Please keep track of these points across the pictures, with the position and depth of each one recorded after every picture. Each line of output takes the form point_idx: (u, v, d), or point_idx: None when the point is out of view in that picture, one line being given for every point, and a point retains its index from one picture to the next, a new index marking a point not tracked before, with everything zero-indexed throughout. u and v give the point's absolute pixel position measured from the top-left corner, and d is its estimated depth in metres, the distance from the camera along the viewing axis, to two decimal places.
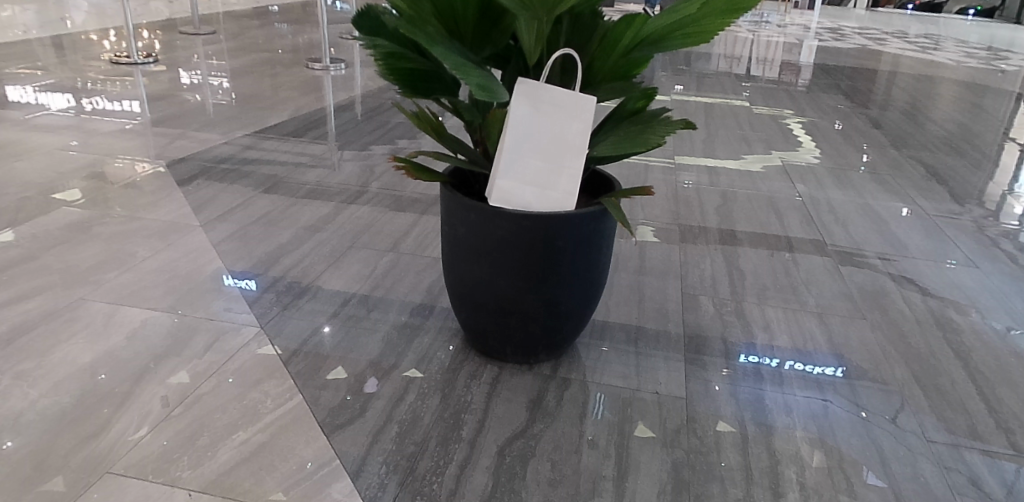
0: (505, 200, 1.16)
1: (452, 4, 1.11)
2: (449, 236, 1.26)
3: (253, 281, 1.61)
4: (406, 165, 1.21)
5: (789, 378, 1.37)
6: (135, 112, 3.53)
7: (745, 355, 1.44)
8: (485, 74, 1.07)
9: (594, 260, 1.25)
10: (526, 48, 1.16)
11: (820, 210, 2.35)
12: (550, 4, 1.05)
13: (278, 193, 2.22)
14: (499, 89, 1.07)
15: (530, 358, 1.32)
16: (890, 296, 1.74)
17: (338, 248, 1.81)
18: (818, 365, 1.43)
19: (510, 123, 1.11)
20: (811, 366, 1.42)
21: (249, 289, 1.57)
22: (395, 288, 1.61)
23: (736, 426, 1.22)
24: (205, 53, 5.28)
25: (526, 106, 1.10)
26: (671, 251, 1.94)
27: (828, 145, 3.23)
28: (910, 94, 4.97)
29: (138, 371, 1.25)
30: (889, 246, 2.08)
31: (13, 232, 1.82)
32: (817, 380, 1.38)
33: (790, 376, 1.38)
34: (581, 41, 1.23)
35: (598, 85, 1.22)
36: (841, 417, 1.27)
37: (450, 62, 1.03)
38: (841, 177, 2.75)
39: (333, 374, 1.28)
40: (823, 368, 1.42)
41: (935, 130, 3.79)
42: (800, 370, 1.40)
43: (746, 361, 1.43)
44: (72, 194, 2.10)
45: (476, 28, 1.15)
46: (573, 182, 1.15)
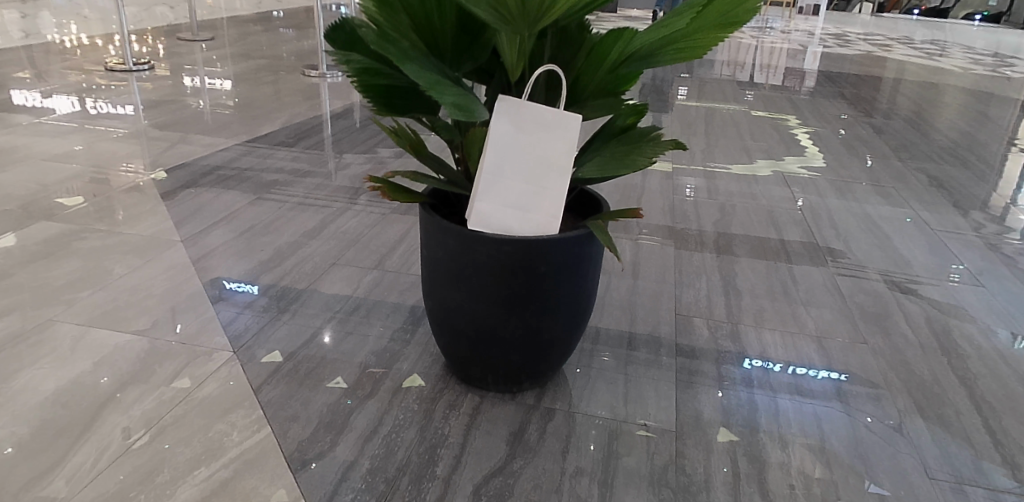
0: (485, 223, 1.10)
1: (429, 16, 1.05)
2: (428, 260, 1.21)
3: (254, 287, 1.63)
4: (382, 185, 1.14)
5: (792, 384, 1.39)
6: (130, 117, 3.49)
7: (749, 360, 1.46)
8: (461, 92, 1.01)
9: (580, 285, 1.19)
10: (507, 64, 1.10)
11: (821, 225, 2.28)
12: (532, 17, 0.99)
13: (264, 203, 2.16)
14: (476, 109, 1.00)
15: (513, 387, 1.26)
16: (893, 318, 1.67)
17: (321, 265, 1.76)
18: (821, 369, 1.45)
19: (490, 142, 1.05)
20: (814, 371, 1.44)
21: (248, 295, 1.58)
22: (376, 309, 1.55)
23: (737, 433, 1.23)
24: (204, 57, 5.23)
25: (507, 124, 1.04)
26: (666, 268, 1.88)
27: (830, 155, 3.16)
28: (915, 102, 4.89)
29: (101, 400, 1.20)
30: (892, 263, 2.01)
31: (14, 236, 1.82)
32: (819, 385, 1.40)
33: (793, 381, 1.40)
34: (568, 55, 1.17)
35: (585, 101, 1.14)
36: (840, 424, 1.29)
37: (422, 80, 0.96)
38: (845, 188, 2.68)
39: (335, 381, 1.30)
40: (821, 397, 1.36)
41: (939, 139, 3.73)
42: (801, 375, 1.42)
43: (750, 366, 1.45)
44: (77, 199, 2.10)
45: (455, 41, 1.09)
46: (557, 204, 1.09)
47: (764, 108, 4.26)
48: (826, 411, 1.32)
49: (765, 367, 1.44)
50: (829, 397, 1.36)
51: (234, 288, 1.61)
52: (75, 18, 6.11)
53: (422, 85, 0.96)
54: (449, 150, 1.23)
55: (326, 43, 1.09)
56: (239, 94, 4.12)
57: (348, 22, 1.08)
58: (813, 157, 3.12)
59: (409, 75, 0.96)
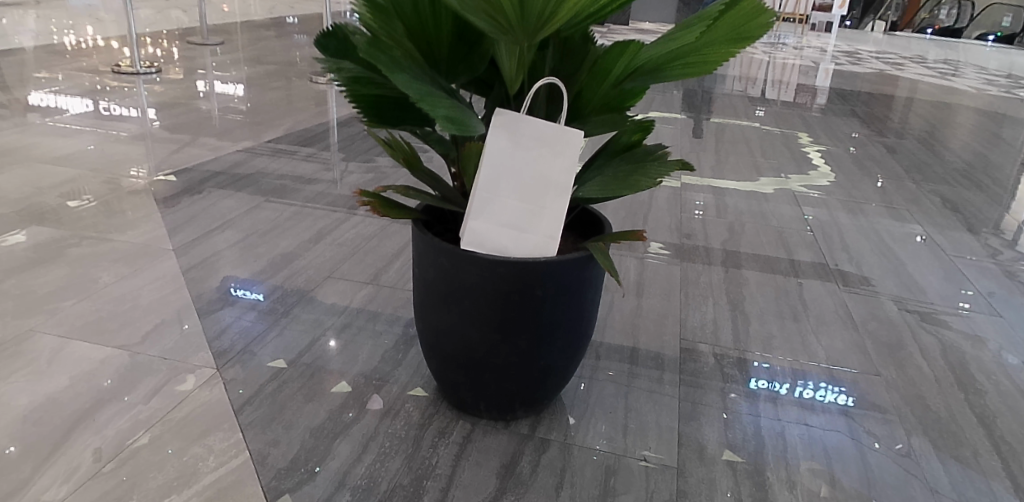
0: (478, 243, 1.04)
1: (424, 24, 1.00)
2: (420, 279, 1.15)
3: (261, 292, 1.61)
4: (372, 200, 1.08)
5: (799, 406, 1.35)
6: (134, 119, 3.45)
7: (756, 381, 1.43)
8: (455, 104, 0.96)
9: (580, 311, 1.13)
10: (506, 76, 1.04)
11: (833, 247, 2.21)
12: (531, 25, 0.93)
13: (263, 209, 2.11)
14: (470, 123, 0.94)
15: (506, 414, 1.20)
16: (908, 350, 1.60)
17: (316, 277, 1.70)
18: (830, 393, 1.41)
19: (486, 159, 1.00)
20: (822, 393, 1.40)
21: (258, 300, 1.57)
22: (368, 327, 1.49)
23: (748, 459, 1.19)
24: (212, 62, 5.20)
25: (504, 137, 1.00)
26: (672, 289, 1.81)
27: (843, 175, 3.08)
28: (928, 122, 4.82)
29: (74, 419, 1.14)
30: (906, 289, 1.94)
31: (23, 235, 1.81)
32: (826, 407, 1.36)
33: (799, 403, 1.37)
34: (571, 68, 1.10)
35: (587, 118, 1.08)
36: (848, 449, 1.25)
37: (413, 93, 0.90)
38: (858, 209, 2.61)
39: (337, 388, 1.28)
40: (830, 431, 1.30)
41: (953, 160, 3.65)
42: (809, 399, 1.38)
43: (757, 386, 1.41)
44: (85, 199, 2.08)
45: (450, 49, 1.04)
46: (554, 225, 1.03)
47: (775, 125, 4.19)
48: (838, 444, 1.26)
49: (771, 388, 1.40)
50: (839, 428, 1.31)
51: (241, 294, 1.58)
52: (88, 20, 6.12)
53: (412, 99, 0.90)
54: (446, 166, 1.17)
55: (321, 51, 1.04)
56: (246, 99, 4.08)
57: (341, 30, 1.03)
58: (827, 177, 3.04)
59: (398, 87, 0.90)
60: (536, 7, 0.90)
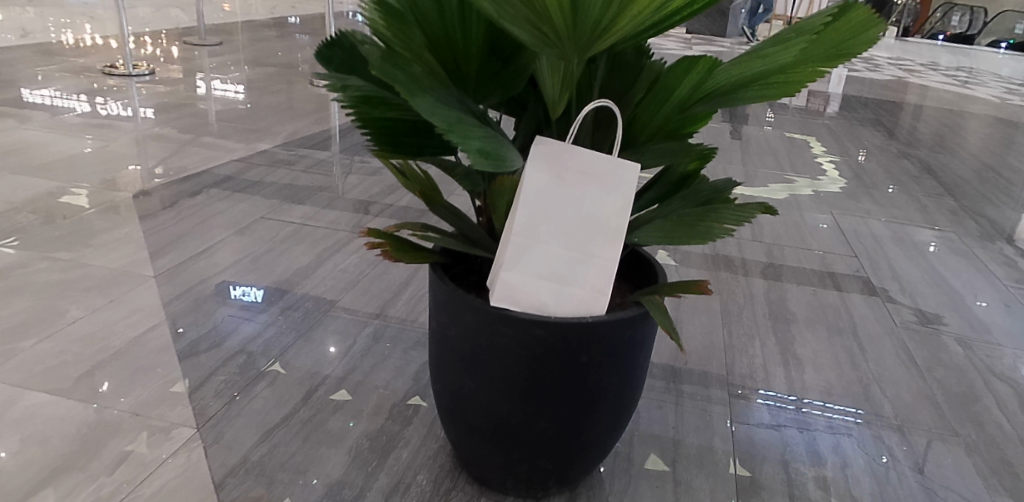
0: (512, 298, 0.86)
1: (449, 35, 0.82)
2: (437, 336, 0.97)
3: (260, 293, 1.56)
4: (385, 242, 0.90)
5: (810, 417, 1.32)
6: (121, 121, 3.24)
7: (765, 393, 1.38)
8: (489, 133, 0.77)
9: (630, 378, 0.95)
10: (547, 97, 0.86)
11: (881, 275, 2.02)
12: (585, 38, 0.75)
13: (255, 228, 1.91)
14: (505, 157, 0.75)
15: (537, 493, 1.02)
16: (983, 403, 1.42)
17: (314, 311, 1.51)
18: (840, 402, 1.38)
19: (524, 197, 0.84)
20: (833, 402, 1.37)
21: (255, 301, 1.52)
22: (375, 374, 1.30)
23: None
24: (209, 63, 5.00)
25: (546, 172, 0.84)
26: (712, 328, 1.62)
27: (878, 191, 2.89)
28: (955, 132, 4.62)
29: (21, 495, 0.96)
30: (969, 327, 1.75)
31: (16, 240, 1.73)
32: (839, 417, 1.33)
33: (813, 415, 1.33)
34: (624, 86, 0.92)
35: (643, 146, 0.90)
36: (904, 486, 1.16)
37: (431, 119, 0.71)
38: (900, 231, 2.41)
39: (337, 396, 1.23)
40: (843, 442, 1.26)
41: (988, 175, 3.47)
42: (821, 408, 1.35)
43: (766, 400, 1.36)
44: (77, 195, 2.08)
45: (480, 64, 0.86)
46: (605, 278, 0.86)
47: (798, 135, 3.99)
48: None
49: (785, 396, 1.38)
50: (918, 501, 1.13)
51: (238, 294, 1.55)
52: (80, 18, 5.92)
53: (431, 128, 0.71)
54: (471, 199, 0.99)
55: (325, 66, 0.87)
56: (241, 102, 3.88)
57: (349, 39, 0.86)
58: (825, 184, 2.92)
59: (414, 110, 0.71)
60: (592, 16, 0.72)
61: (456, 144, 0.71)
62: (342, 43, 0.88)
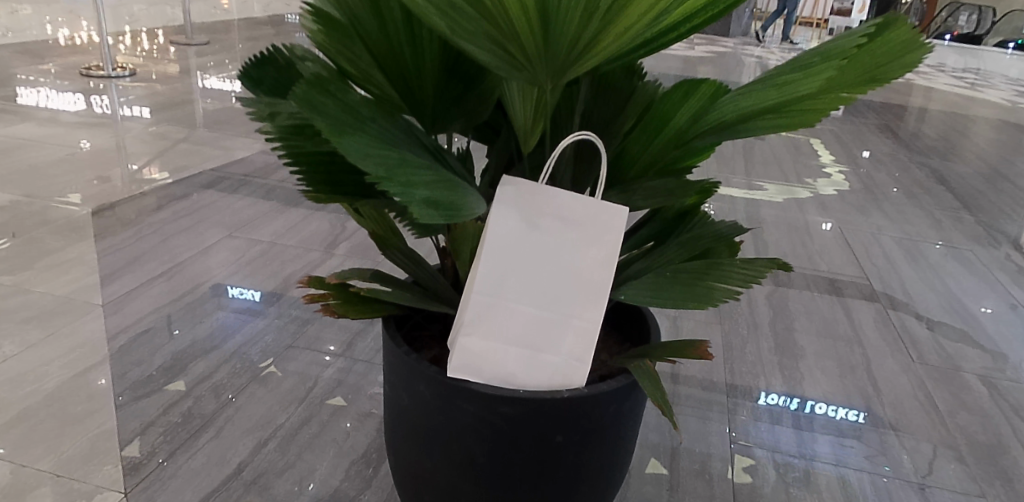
0: (472, 368, 0.72)
1: (398, 55, 0.68)
2: (392, 403, 0.85)
3: (258, 294, 1.57)
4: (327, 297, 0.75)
5: (810, 423, 1.31)
6: (95, 125, 3.09)
7: (765, 397, 1.38)
8: (443, 176, 0.64)
9: (613, 454, 0.83)
10: (518, 128, 0.72)
11: (896, 301, 1.87)
12: (560, 60, 0.61)
13: (221, 249, 1.77)
14: (460, 206, 0.61)
15: None
16: (1013, 456, 1.28)
17: (274, 347, 1.37)
18: (840, 407, 1.36)
19: (487, 243, 0.70)
20: (833, 408, 1.36)
21: (254, 302, 1.53)
22: (334, 423, 1.17)
23: None
24: (195, 61, 4.84)
25: (515, 220, 0.70)
26: (713, 366, 1.48)
27: (889, 204, 2.74)
28: (967, 138, 4.45)
29: None
30: (993, 361, 1.60)
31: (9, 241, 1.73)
32: (839, 423, 1.32)
33: (813, 420, 1.32)
34: (610, 113, 0.78)
35: (632, 184, 0.75)
36: None
37: (362, 164, 0.56)
38: (914, 249, 2.26)
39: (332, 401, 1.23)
40: (843, 450, 1.25)
41: (1003, 185, 3.31)
42: (821, 413, 1.34)
43: (767, 404, 1.36)
44: (73, 198, 2.08)
45: (438, 89, 0.72)
46: (583, 344, 0.72)
47: (804, 142, 3.83)
48: None
49: (784, 402, 1.37)
50: None
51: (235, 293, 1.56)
52: (67, 16, 5.77)
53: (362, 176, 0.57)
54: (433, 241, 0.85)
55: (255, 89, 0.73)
56: (224, 103, 3.73)
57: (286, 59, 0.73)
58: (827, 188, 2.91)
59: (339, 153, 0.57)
60: (567, 34, 0.58)
61: (393, 197, 0.57)
62: (280, 69, 0.75)
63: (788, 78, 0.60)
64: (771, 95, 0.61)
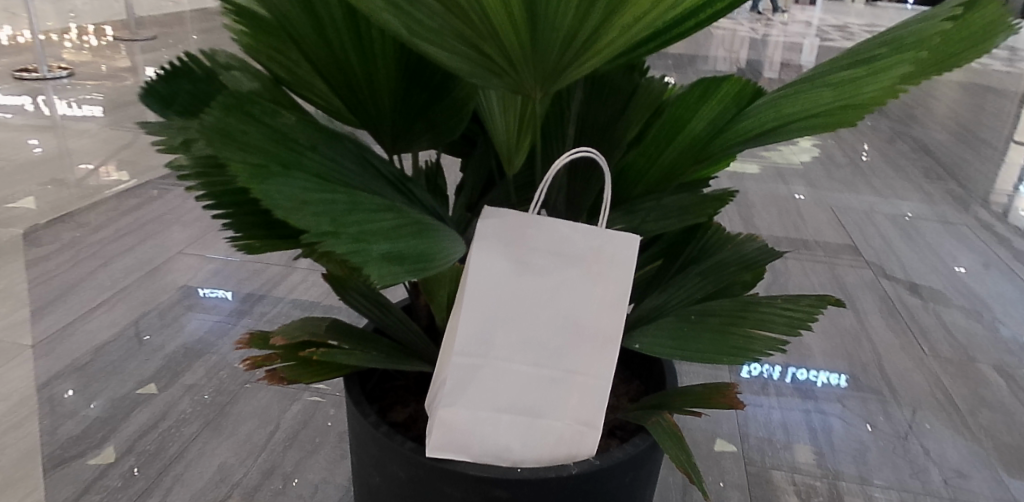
0: (456, 442, 0.59)
1: (343, 61, 0.53)
2: (363, 481, 0.71)
3: (228, 292, 1.53)
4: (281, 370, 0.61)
5: (793, 391, 1.32)
6: (32, 128, 2.86)
7: (748, 367, 1.38)
8: (407, 219, 0.49)
9: None
10: (497, 144, 0.58)
11: (899, 286, 1.77)
12: (549, 61, 0.48)
13: (170, 270, 1.61)
14: (430, 256, 0.47)
15: None
16: None
17: (230, 384, 1.23)
18: (820, 373, 1.37)
19: (470, 291, 0.57)
20: (813, 374, 1.37)
21: (225, 301, 1.50)
22: (301, 477, 1.03)
23: None
24: (144, 55, 4.57)
25: (503, 261, 0.57)
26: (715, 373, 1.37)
27: (877, 179, 2.65)
28: (944, 101, 4.39)
29: None
30: (1005, 349, 1.52)
31: None
32: (821, 389, 1.33)
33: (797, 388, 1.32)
34: (608, 117, 0.65)
35: (639, 204, 0.63)
36: None
37: (293, 216, 0.42)
38: (909, 227, 2.17)
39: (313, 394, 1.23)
40: (827, 415, 1.26)
41: (986, 150, 3.24)
42: (803, 380, 1.35)
43: (749, 374, 1.36)
44: (26, 202, 2.00)
45: (397, 100, 0.57)
46: (589, 405, 0.59)
47: None
48: None
49: (767, 373, 1.36)
50: None
51: (207, 295, 1.52)
52: None
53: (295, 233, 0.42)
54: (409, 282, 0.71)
55: (175, 110, 0.59)
56: None
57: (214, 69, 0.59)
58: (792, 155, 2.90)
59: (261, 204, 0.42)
60: (560, 25, 0.44)
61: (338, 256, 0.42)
62: (199, 83, 0.60)
63: (850, 75, 0.46)
64: (827, 97, 0.46)
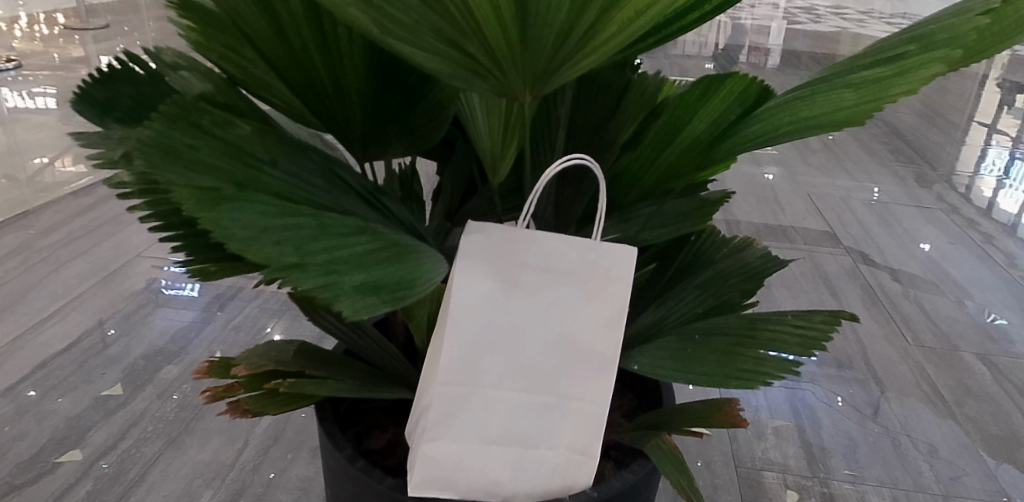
0: (441, 479, 0.54)
1: (304, 61, 0.47)
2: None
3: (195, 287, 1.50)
4: (246, 403, 0.56)
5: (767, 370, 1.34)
6: None
7: None
8: (383, 240, 0.44)
9: None
10: (481, 149, 0.53)
11: (879, 275, 1.76)
12: (540, 58, 0.42)
13: (129, 276, 1.53)
14: (410, 281, 0.41)
15: None
16: None
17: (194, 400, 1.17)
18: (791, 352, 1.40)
19: (454, 314, 0.52)
20: None
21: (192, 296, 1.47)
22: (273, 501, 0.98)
23: None
24: (99, 43, 4.39)
25: (486, 284, 0.52)
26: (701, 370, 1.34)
27: (852, 164, 2.64)
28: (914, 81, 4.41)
29: None
30: (987, 337, 1.52)
31: None
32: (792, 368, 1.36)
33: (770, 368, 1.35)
34: (599, 116, 0.60)
35: (634, 211, 0.58)
36: None
37: (250, 248, 0.36)
38: (887, 213, 2.17)
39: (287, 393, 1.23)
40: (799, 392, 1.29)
41: (956, 132, 3.27)
42: None
43: None
44: None
45: (368, 103, 0.51)
46: (586, 432, 0.55)
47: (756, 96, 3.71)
48: None
49: None
50: None
51: (173, 287, 1.51)
52: None
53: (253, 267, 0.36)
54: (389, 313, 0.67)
55: (120, 120, 0.54)
56: None
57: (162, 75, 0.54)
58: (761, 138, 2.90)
59: (212, 236, 0.36)
60: (555, 17, 0.39)
61: (305, 293, 0.37)
62: (142, 92, 0.54)
63: (875, 75, 0.41)
64: (851, 100, 0.42)
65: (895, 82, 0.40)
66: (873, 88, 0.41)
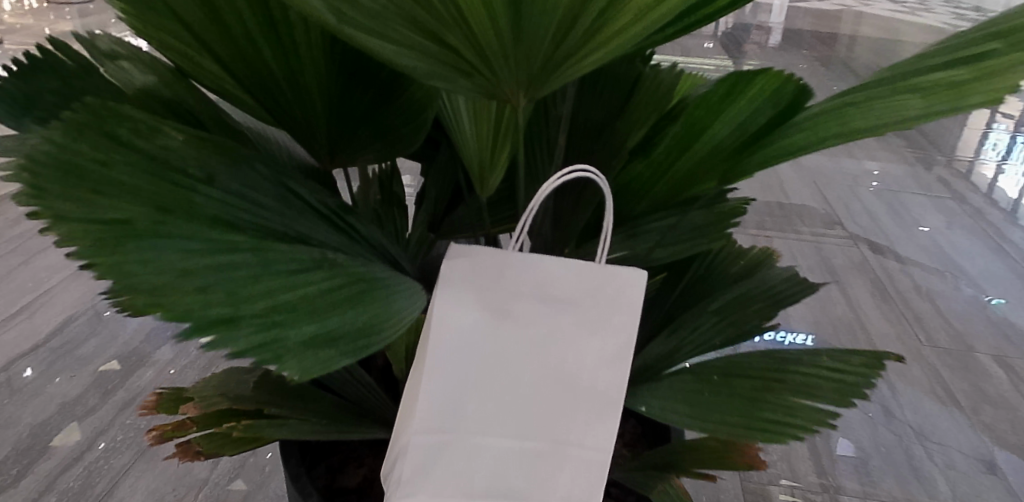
0: None
1: (250, 54, 0.39)
2: None
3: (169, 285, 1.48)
4: (196, 444, 0.50)
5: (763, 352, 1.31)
6: None
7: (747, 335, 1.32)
8: (343, 275, 0.36)
9: None
10: (466, 157, 0.45)
11: (890, 266, 1.69)
12: (533, 52, 0.34)
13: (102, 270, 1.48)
14: (374, 325, 0.34)
15: None
16: None
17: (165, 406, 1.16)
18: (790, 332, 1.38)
19: (435, 350, 0.45)
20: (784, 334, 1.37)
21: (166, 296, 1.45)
22: None
23: None
24: (81, 12, 4.24)
25: (471, 319, 0.46)
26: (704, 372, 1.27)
27: (860, 145, 2.55)
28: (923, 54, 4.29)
29: None
30: (1003, 336, 1.45)
31: None
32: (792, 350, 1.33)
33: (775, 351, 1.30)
34: (604, 117, 0.53)
35: (643, 222, 0.51)
36: None
37: (163, 301, 0.28)
38: (895, 201, 2.09)
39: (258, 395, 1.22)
40: None
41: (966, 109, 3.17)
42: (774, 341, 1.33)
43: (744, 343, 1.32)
44: None
45: (333, 103, 0.43)
46: (591, 481, 0.45)
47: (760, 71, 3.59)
48: None
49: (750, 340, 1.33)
50: None
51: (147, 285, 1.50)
52: None
53: (170, 324, 0.29)
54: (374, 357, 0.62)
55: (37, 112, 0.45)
56: None
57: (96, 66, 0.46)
58: None
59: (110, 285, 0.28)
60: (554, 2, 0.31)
61: (237, 354, 0.29)
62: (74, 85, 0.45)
63: (947, 80, 0.33)
64: (918, 107, 0.33)
65: (973, 87, 0.32)
66: (943, 93, 0.33)
